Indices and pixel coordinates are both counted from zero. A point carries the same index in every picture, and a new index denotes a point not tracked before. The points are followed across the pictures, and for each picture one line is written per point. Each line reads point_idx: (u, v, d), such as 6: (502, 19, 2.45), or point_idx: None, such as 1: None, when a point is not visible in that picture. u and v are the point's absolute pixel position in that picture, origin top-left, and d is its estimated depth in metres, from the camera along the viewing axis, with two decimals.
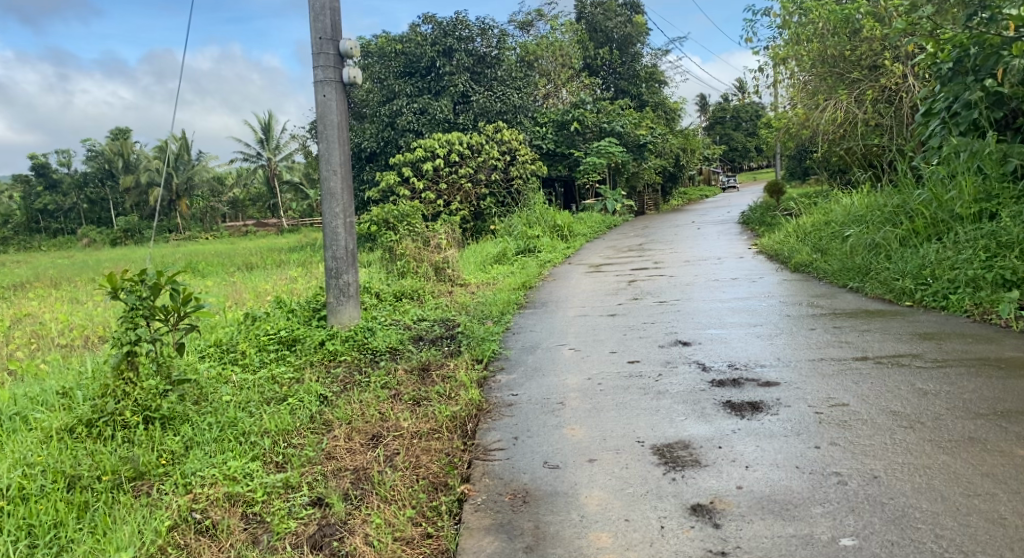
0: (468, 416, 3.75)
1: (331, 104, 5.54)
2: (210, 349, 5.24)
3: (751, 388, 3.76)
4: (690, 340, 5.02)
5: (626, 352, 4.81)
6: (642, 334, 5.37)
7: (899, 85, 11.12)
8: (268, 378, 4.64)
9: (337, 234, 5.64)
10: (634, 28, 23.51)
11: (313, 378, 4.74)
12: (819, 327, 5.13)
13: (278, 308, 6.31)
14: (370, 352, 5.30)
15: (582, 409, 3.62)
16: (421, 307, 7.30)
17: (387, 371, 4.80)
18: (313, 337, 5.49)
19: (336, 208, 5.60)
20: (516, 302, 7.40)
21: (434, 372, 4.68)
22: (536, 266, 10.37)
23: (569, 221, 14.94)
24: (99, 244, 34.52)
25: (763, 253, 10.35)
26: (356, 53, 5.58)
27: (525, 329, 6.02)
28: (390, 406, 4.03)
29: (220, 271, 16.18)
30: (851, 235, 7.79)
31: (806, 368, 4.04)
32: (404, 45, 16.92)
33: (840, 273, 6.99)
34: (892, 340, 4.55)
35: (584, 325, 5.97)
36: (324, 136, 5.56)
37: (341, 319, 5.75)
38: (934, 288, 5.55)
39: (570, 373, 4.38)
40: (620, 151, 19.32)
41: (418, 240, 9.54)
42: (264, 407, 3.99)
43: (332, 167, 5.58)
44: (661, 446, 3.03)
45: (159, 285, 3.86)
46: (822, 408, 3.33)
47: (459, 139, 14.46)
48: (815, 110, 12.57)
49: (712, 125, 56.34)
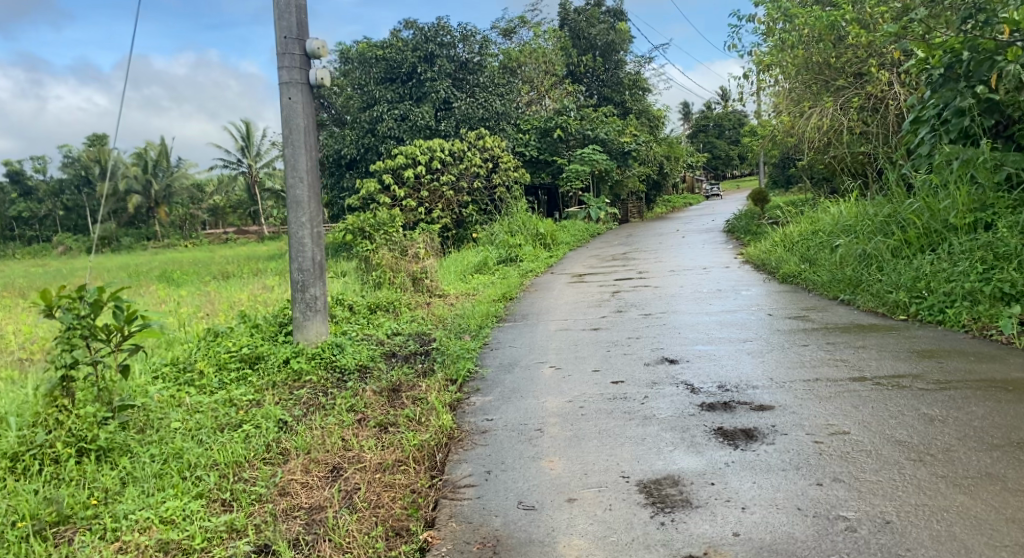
0: (436, 445, 3.46)
1: (296, 107, 5.24)
2: (165, 368, 4.90)
3: (743, 413, 3.49)
4: (677, 358, 4.76)
5: (609, 371, 4.53)
6: (626, 350, 5.10)
7: (884, 93, 10.96)
8: (225, 402, 4.33)
9: (303, 246, 5.32)
10: (617, 35, 23.35)
11: (274, 401, 4.43)
12: (812, 344, 4.89)
13: (243, 322, 5.98)
14: (338, 370, 5.01)
15: (561, 438, 3.33)
16: (397, 320, 6.99)
17: (354, 393, 4.50)
18: (277, 354, 5.18)
19: (302, 217, 5.29)
20: (496, 315, 7.11)
21: (404, 394, 4.40)
22: (518, 276, 10.10)
23: (553, 229, 14.68)
24: (75, 252, 33.87)
25: (750, 262, 10.13)
26: (324, 53, 5.28)
27: (503, 344, 5.73)
28: (354, 434, 3.75)
29: (195, 280, 15.78)
30: (840, 246, 7.58)
31: (801, 390, 3.78)
32: (385, 50, 16.61)
33: (830, 285, 6.78)
34: (891, 358, 4.31)
35: (564, 340, 5.69)
36: (289, 141, 5.26)
37: (307, 334, 5.42)
38: (930, 300, 5.34)
39: (549, 395, 4.09)
40: (603, 158, 19.13)
41: (396, 249, 9.24)
42: (217, 436, 3.68)
43: (299, 174, 5.27)
44: (648, 482, 2.75)
45: (100, 302, 3.55)
46: (821, 437, 3.06)
47: (441, 146, 14.19)
48: (800, 118, 12.42)
49: (695, 134, 56.53)
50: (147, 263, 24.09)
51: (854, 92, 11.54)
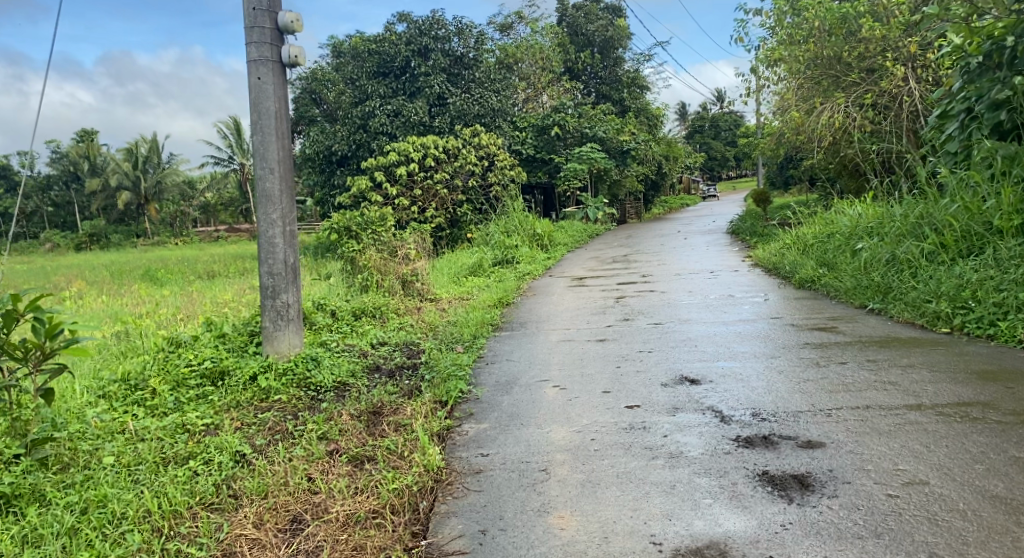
0: (419, 490, 2.87)
1: (267, 89, 4.63)
2: (113, 386, 4.30)
3: (790, 452, 2.91)
4: (698, 377, 4.17)
5: (622, 393, 3.95)
6: (637, 367, 4.51)
7: (900, 89, 10.43)
8: (176, 427, 3.73)
9: (274, 245, 4.70)
10: (616, 31, 22.69)
11: (235, 427, 3.84)
12: (850, 362, 4.29)
13: (208, 331, 5.36)
14: (312, 388, 4.44)
15: (571, 484, 2.76)
16: (383, 328, 6.37)
17: (329, 417, 3.93)
18: (242, 370, 4.57)
19: (273, 214, 4.67)
20: (492, 322, 6.51)
21: (386, 419, 3.81)
22: (515, 279, 9.52)
23: (549, 229, 14.06)
24: (62, 249, 33.29)
25: (761, 266, 9.57)
26: (299, 28, 4.69)
27: (500, 357, 5.14)
28: (323, 472, 3.18)
29: (180, 279, 15.21)
30: (863, 249, 7.02)
31: (853, 422, 3.20)
32: (378, 44, 16.06)
33: (856, 292, 6.24)
34: (949, 382, 3.73)
35: (568, 353, 5.11)
36: (259, 127, 4.64)
37: (278, 347, 4.79)
38: (977, 312, 4.78)
39: (554, 423, 3.50)
40: (602, 157, 18.55)
41: (384, 249, 8.62)
42: (156, 475, 3.09)
43: (269, 165, 4.65)
44: (686, 554, 2.19)
45: (14, 313, 2.90)
46: (895, 489, 2.47)
47: (435, 142, 13.62)
48: (809, 115, 11.54)
49: (691, 135, 56.13)
50: (133, 261, 23.58)
51: (866, 88, 10.93)
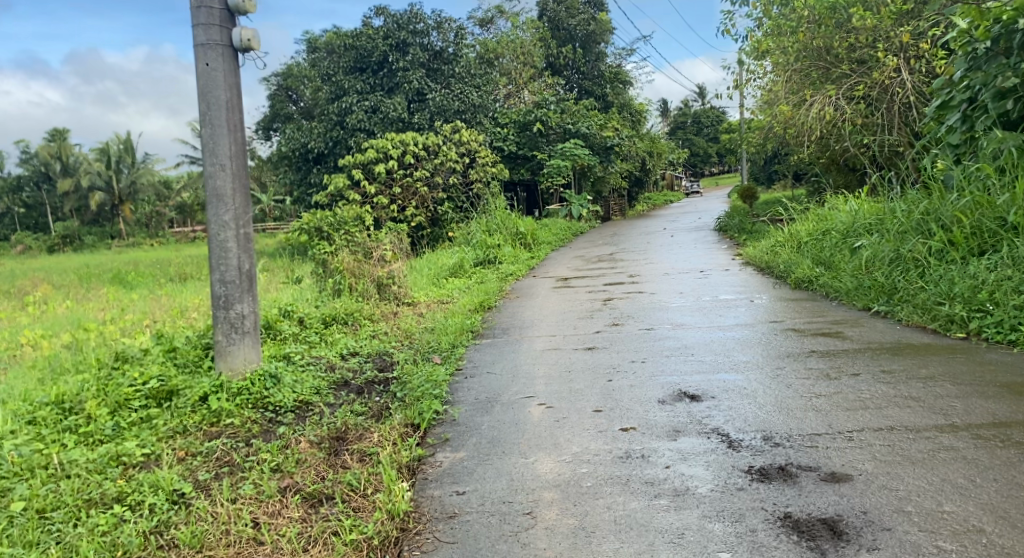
0: (380, 542, 2.45)
1: (216, 76, 4.16)
2: (43, 411, 3.83)
3: (813, 487, 2.52)
4: (698, 393, 3.77)
5: (615, 412, 3.55)
6: (630, 380, 4.11)
7: (892, 80, 10.06)
8: (108, 459, 3.26)
9: (226, 250, 4.23)
10: (598, 26, 22.29)
11: (178, 459, 3.38)
12: (864, 374, 3.89)
13: (159, 343, 4.88)
14: (270, 410, 4.00)
15: (561, 533, 2.35)
16: (355, 336, 5.92)
17: (286, 445, 3.49)
18: (193, 390, 4.11)
19: (225, 215, 4.21)
20: (472, 329, 6.06)
21: (350, 447, 3.38)
22: (497, 280, 9.10)
23: (533, 227, 13.63)
24: (35, 251, 32.50)
25: (752, 265, 9.22)
26: (251, 9, 4.24)
27: (481, 369, 4.72)
28: (272, 515, 2.75)
29: (150, 282, 14.67)
30: (863, 247, 6.69)
31: (880, 447, 2.81)
32: (355, 39, 15.45)
33: (858, 294, 5.90)
34: (978, 397, 3.35)
35: (554, 364, 4.69)
36: (208, 119, 4.16)
37: (232, 363, 4.32)
38: (996, 316, 4.42)
39: (541, 452, 3.08)
40: (585, 153, 18.18)
41: (359, 251, 8.12)
42: (71, 526, 2.65)
43: (219, 161, 4.19)
44: None
45: None
46: (946, 540, 2.08)
47: (414, 139, 13.16)
48: (800, 108, 11.20)
49: (673, 131, 56.01)
50: (106, 263, 23.02)
51: (856, 80, 10.58)
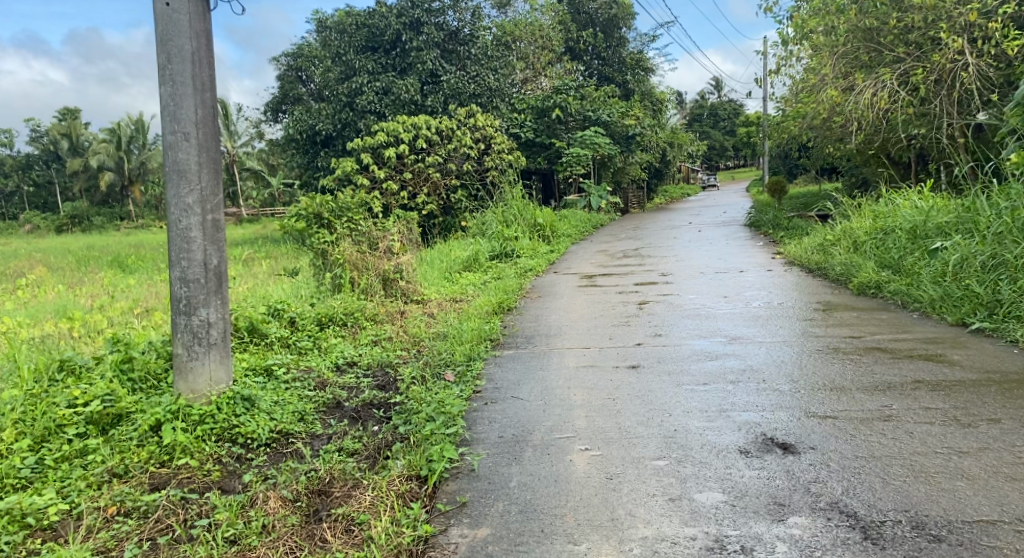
0: None
1: (180, 20, 3.29)
2: None
3: None
4: (793, 440, 2.90)
5: (688, 467, 2.67)
6: (697, 417, 3.22)
7: (954, 63, 8.79)
8: (5, 523, 2.44)
9: (189, 241, 3.37)
10: (621, 9, 21.16)
11: (103, 521, 2.54)
12: (1007, 421, 2.97)
13: (112, 348, 4.01)
14: (238, 446, 3.13)
15: None
16: (353, 342, 5.05)
17: (249, 502, 2.60)
18: (144, 413, 3.26)
19: (188, 197, 3.35)
20: (490, 336, 5.16)
21: (331, 511, 2.50)
22: (516, 276, 8.24)
23: (552, 219, 12.68)
24: (42, 230, 31.90)
25: (798, 265, 8.29)
26: None
27: (505, 391, 3.84)
28: None
29: (150, 266, 13.91)
30: (945, 248, 5.77)
31: None
32: (367, 17, 14.57)
33: (948, 305, 5.04)
34: None
35: (593, 388, 3.81)
36: (168, 75, 3.30)
37: (191, 382, 3.45)
38: None
39: (596, 535, 2.23)
40: (606, 142, 17.19)
41: (362, 241, 7.13)
42: None
43: (182, 128, 3.32)
44: None
45: None
46: None
47: (427, 122, 12.22)
48: (849, 93, 10.16)
49: (690, 123, 54.87)
50: (112, 245, 22.36)
51: (912, 64, 9.37)
